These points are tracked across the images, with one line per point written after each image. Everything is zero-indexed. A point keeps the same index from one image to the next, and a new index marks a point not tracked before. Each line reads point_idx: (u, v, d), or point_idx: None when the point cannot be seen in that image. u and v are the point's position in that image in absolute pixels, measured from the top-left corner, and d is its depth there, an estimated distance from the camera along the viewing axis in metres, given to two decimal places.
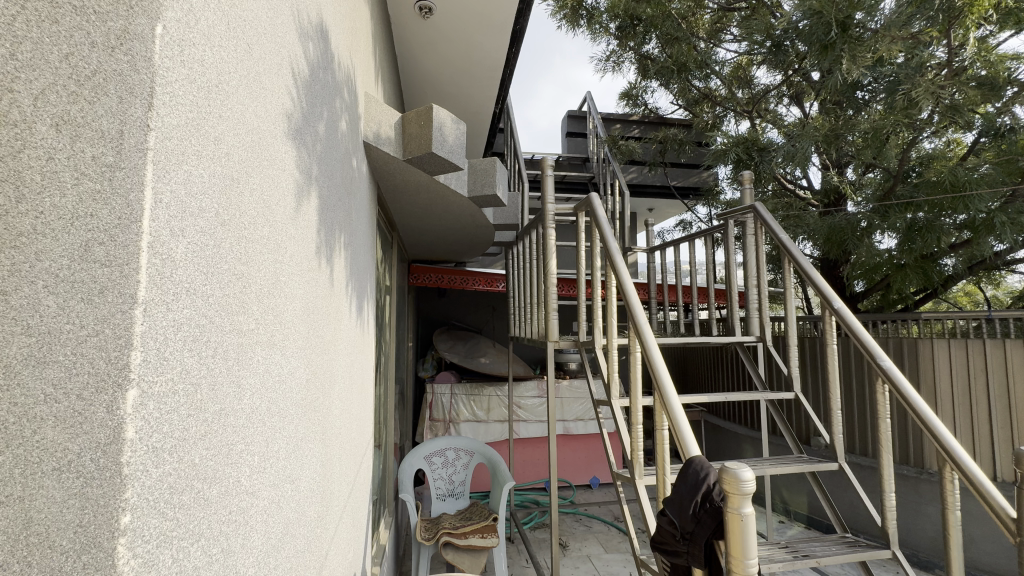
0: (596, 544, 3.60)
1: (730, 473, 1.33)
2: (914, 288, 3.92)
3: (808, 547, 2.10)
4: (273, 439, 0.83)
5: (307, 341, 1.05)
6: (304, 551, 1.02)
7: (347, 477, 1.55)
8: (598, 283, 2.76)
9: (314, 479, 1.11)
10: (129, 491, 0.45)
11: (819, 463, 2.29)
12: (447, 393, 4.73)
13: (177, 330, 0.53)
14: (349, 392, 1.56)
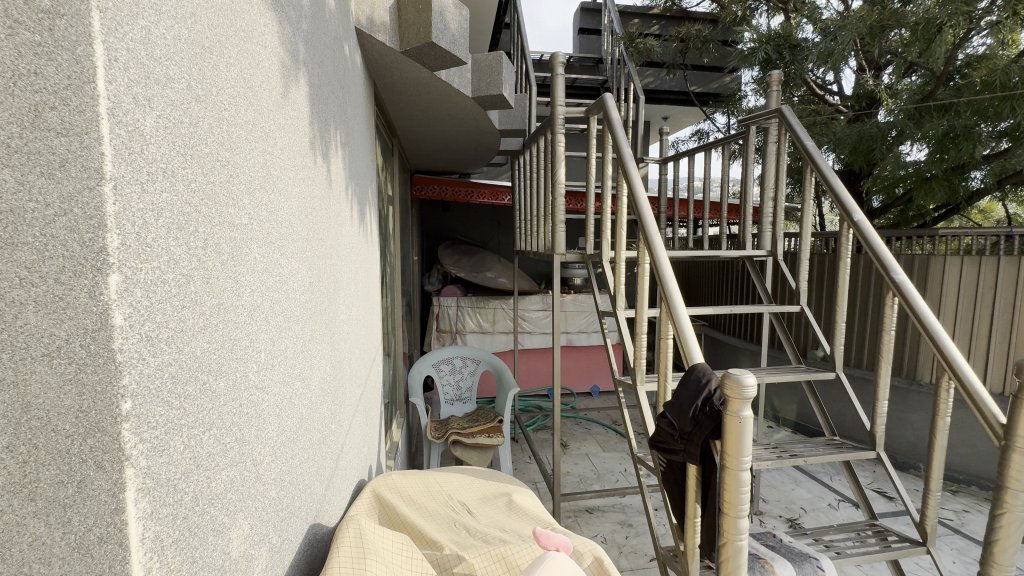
0: (594, 444, 3.85)
1: (733, 378, 1.34)
2: (935, 203, 3.78)
3: (796, 448, 2.22)
4: (278, 337, 0.82)
5: (307, 243, 1.01)
6: (320, 443, 1.07)
7: (359, 378, 1.60)
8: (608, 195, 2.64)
9: (326, 379, 1.14)
10: (127, 378, 0.43)
11: (816, 373, 2.35)
12: (453, 305, 4.82)
13: (159, 216, 0.48)
14: (356, 299, 1.56)
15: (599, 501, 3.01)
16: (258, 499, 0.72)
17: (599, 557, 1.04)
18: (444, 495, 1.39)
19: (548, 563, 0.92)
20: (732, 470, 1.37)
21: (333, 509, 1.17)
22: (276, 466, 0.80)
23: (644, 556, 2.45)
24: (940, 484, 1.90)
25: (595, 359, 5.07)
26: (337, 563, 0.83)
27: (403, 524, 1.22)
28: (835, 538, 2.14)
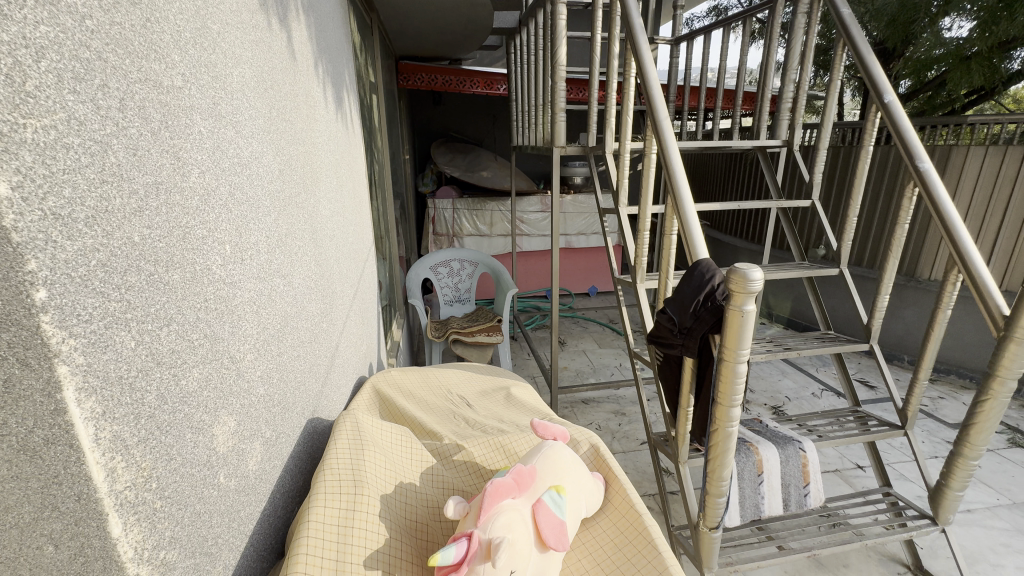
0: (590, 342, 3.96)
1: (739, 273, 1.29)
2: (967, 88, 3.48)
3: (791, 342, 2.26)
4: (246, 229, 0.74)
5: (271, 123, 0.88)
6: (311, 342, 1.04)
7: (351, 279, 1.55)
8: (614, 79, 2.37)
9: (311, 276, 1.08)
10: (32, 263, 0.36)
11: (819, 269, 2.31)
12: (449, 208, 4.66)
13: (39, 57, 0.37)
14: (339, 195, 1.45)
15: (595, 392, 3.16)
16: (243, 395, 0.69)
17: (596, 446, 1.06)
18: (444, 389, 1.41)
19: (546, 451, 0.94)
20: (730, 362, 1.37)
21: (332, 404, 1.18)
22: (261, 363, 0.77)
23: (635, 440, 2.62)
24: (928, 373, 1.94)
25: (594, 261, 5.05)
26: (335, 453, 0.83)
27: (403, 417, 1.24)
28: (817, 422, 2.26)
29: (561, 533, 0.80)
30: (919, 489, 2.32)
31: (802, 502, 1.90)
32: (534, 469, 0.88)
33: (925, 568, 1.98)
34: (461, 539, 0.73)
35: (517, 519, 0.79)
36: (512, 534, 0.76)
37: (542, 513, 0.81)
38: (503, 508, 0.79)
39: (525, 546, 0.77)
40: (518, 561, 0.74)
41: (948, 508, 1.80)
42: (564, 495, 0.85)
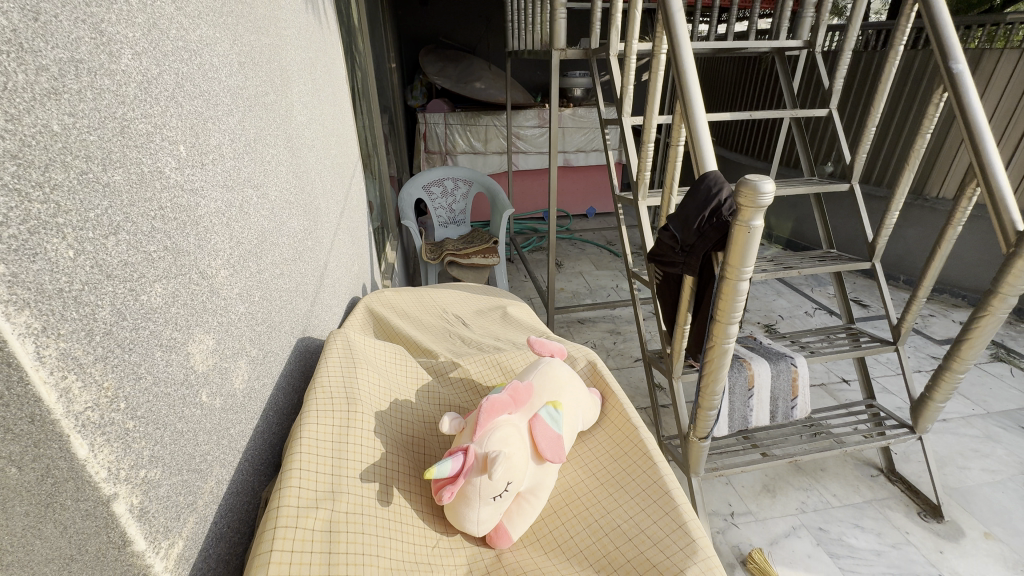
0: (587, 263, 3.93)
1: (750, 185, 1.21)
2: None
3: (792, 261, 2.22)
4: (205, 130, 0.66)
5: (223, 3, 0.75)
6: (295, 260, 0.98)
7: (337, 195, 1.46)
8: None
9: (289, 189, 1.00)
10: None
11: (829, 185, 2.21)
12: (441, 123, 4.38)
13: None
14: (316, 101, 1.32)
15: (591, 312, 3.18)
16: (219, 313, 0.65)
17: (593, 362, 1.05)
18: (439, 309, 1.38)
19: (542, 368, 0.93)
20: (731, 280, 1.33)
21: (324, 323, 1.15)
22: (238, 279, 0.71)
23: (630, 358, 2.68)
24: (928, 292, 1.93)
25: (594, 180, 4.87)
26: (326, 370, 0.81)
27: (397, 335, 1.22)
28: (810, 340, 2.29)
29: (558, 445, 0.81)
30: (899, 401, 2.42)
31: (788, 413, 1.97)
32: (529, 385, 0.88)
33: (897, 471, 2.11)
34: (457, 452, 0.73)
35: (514, 433, 0.79)
36: (508, 447, 0.76)
37: (539, 428, 0.81)
38: (500, 423, 0.80)
39: (522, 457, 0.77)
40: (514, 472, 0.75)
41: (927, 419, 1.87)
42: (561, 410, 0.85)
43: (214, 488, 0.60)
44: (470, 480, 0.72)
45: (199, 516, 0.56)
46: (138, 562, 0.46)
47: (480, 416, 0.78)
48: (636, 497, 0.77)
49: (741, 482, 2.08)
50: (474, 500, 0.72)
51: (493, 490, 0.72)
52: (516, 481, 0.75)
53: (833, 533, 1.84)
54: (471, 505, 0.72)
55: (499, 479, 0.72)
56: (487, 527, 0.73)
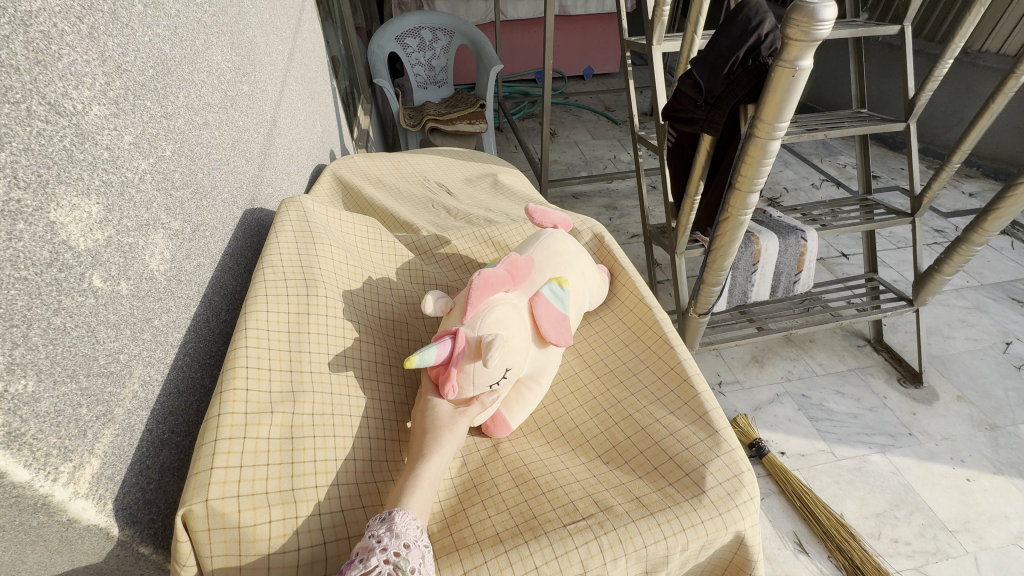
0: (583, 132, 3.58)
1: (806, 11, 0.95)
2: None
3: (817, 124, 1.97)
4: None
5: None
6: (228, 112, 0.77)
7: (283, 33, 1.16)
8: None
9: (204, 8, 0.73)
10: None
11: (875, 28, 1.86)
12: None
13: None
14: None
15: (586, 186, 2.97)
16: (104, 166, 0.47)
17: (600, 235, 0.91)
18: (418, 176, 1.19)
19: (543, 240, 0.79)
20: (761, 140, 1.13)
21: (279, 192, 0.96)
22: (130, 122, 0.52)
23: (626, 234, 2.55)
24: (962, 157, 1.73)
25: (593, 33, 4.25)
26: (277, 248, 0.67)
27: (368, 207, 1.05)
28: (820, 212, 2.15)
29: (564, 328, 0.71)
30: (896, 276, 2.38)
31: (789, 288, 1.91)
32: (531, 259, 0.75)
33: (883, 341, 2.14)
34: (446, 337, 0.62)
35: (515, 315, 0.67)
36: (508, 328, 0.65)
37: (542, 307, 0.70)
38: (496, 302, 0.67)
39: (524, 340, 0.67)
40: (516, 359, 0.65)
41: (930, 291, 1.83)
42: (567, 287, 0.73)
43: (138, 392, 0.47)
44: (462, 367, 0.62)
45: (120, 427, 0.44)
46: (29, 493, 0.36)
47: (471, 297, 0.65)
48: (650, 387, 0.69)
49: (730, 354, 2.10)
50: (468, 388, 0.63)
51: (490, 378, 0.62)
52: (517, 367, 0.66)
53: (814, 399, 1.90)
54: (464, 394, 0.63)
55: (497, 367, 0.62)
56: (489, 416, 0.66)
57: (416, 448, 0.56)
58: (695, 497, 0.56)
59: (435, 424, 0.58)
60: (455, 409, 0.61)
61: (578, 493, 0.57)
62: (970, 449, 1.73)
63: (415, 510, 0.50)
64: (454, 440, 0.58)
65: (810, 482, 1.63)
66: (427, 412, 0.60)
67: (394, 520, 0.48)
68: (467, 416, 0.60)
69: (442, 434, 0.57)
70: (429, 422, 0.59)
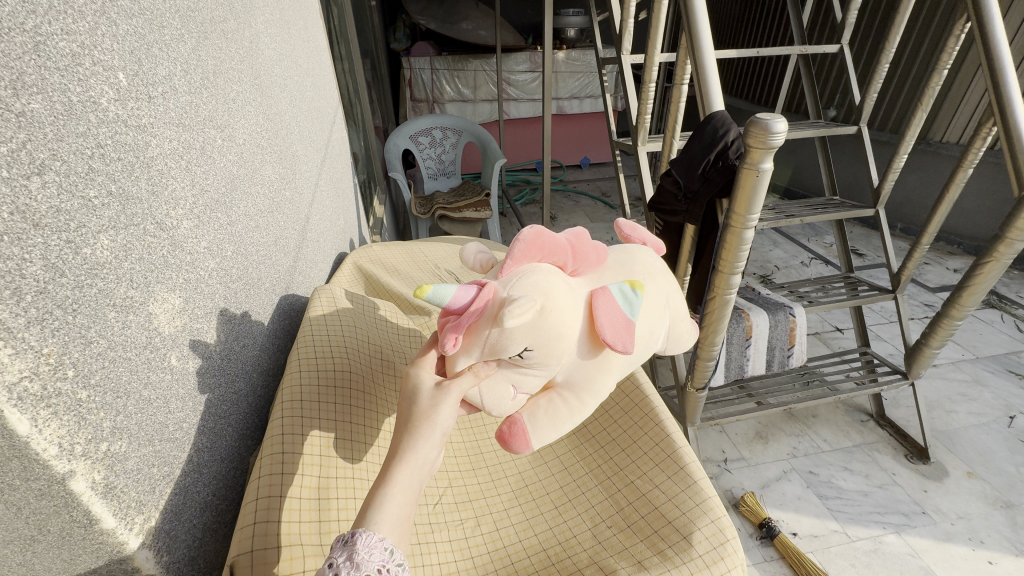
0: (582, 216, 3.83)
1: (760, 125, 1.12)
2: None
3: (795, 210, 2.15)
4: (151, 56, 0.56)
5: None
6: (273, 214, 0.90)
7: (316, 143, 1.35)
8: None
9: (262, 134, 0.90)
10: None
11: (836, 128, 2.11)
12: (427, 69, 4.13)
13: None
14: (288, 36, 1.20)
15: None
16: (185, 268, 0.58)
17: None
18: (429, 264, 1.33)
19: (625, 254, 0.82)
20: (737, 228, 1.27)
21: (307, 279, 1.08)
22: (204, 233, 0.64)
23: None
24: (931, 239, 1.88)
25: (588, 129, 4.68)
26: (313, 329, 0.77)
27: (385, 292, 1.17)
28: (807, 290, 2.26)
29: (629, 331, 0.67)
30: (892, 349, 2.45)
31: (784, 362, 1.98)
32: (598, 257, 0.77)
33: (886, 416, 2.15)
34: (472, 286, 0.64)
35: (563, 293, 0.68)
36: (549, 299, 0.65)
37: (603, 303, 0.67)
38: (541, 274, 0.69)
39: (566, 326, 0.67)
40: (549, 344, 0.65)
41: (922, 364, 1.88)
42: (637, 295, 0.69)
43: (193, 456, 0.55)
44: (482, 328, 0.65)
45: (178, 487, 0.52)
46: (110, 539, 0.43)
47: (515, 250, 0.68)
48: (647, 452, 0.75)
49: (734, 430, 2.11)
50: (475, 352, 0.65)
51: (509, 349, 0.63)
52: (549, 353, 0.66)
53: (823, 476, 1.88)
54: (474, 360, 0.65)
55: (519, 340, 0.63)
56: (505, 409, 0.67)
57: (397, 437, 0.54)
58: (684, 551, 0.62)
59: (415, 410, 0.56)
60: (438, 392, 0.58)
61: (586, 561, 0.64)
62: (989, 529, 1.68)
63: (386, 529, 0.48)
64: (433, 428, 0.54)
65: (826, 566, 1.58)
66: (413, 394, 0.58)
67: (355, 546, 0.46)
68: (449, 393, 0.57)
69: (420, 424, 0.54)
70: (413, 406, 0.57)
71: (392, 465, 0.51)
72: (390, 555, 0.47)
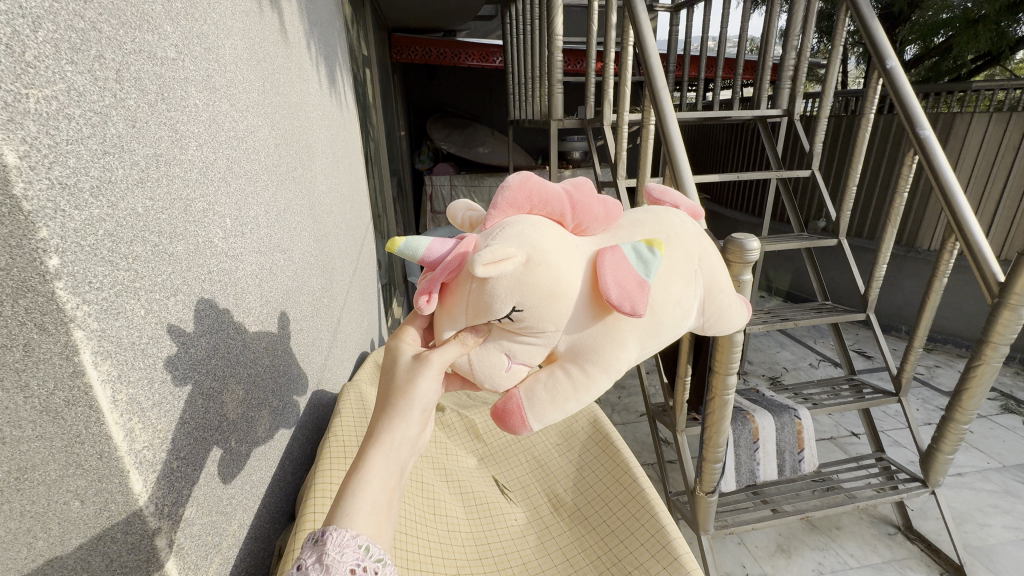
0: None
1: (737, 243, 1.29)
2: (975, 52, 3.51)
3: (790, 313, 2.27)
4: (245, 202, 0.75)
5: (268, 97, 0.89)
6: (313, 317, 1.05)
7: (350, 255, 1.55)
8: (594, 52, 2.29)
9: (311, 252, 1.09)
10: (43, 231, 0.37)
11: (819, 239, 2.30)
12: (447, 186, 4.62)
13: (33, 25, 0.37)
14: (335, 169, 1.47)
15: None
16: (249, 365, 0.71)
17: (595, 415, 1.09)
18: None
19: (656, 219, 0.82)
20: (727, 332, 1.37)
21: (335, 376, 1.20)
22: (264, 336, 0.78)
23: (635, 412, 2.69)
24: (922, 340, 1.95)
25: None
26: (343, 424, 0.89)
27: None
28: (813, 392, 2.29)
29: (639, 289, 0.65)
30: (911, 455, 2.39)
31: (796, 467, 1.95)
32: (599, 213, 0.77)
33: (915, 529, 2.04)
34: (447, 240, 0.72)
35: (556, 246, 0.68)
36: (536, 249, 0.66)
37: (609, 263, 0.67)
38: (534, 225, 0.70)
39: (558, 282, 0.67)
40: (539, 302, 0.66)
41: (938, 470, 1.83)
42: (653, 255, 0.68)
43: (235, 532, 0.63)
44: (465, 288, 0.67)
45: (222, 559, 0.59)
46: None
47: (499, 202, 0.73)
48: (643, 541, 0.83)
49: (753, 541, 2.02)
50: (460, 318, 0.68)
51: (495, 307, 0.65)
52: (541, 313, 0.66)
53: None
54: (462, 327, 0.68)
55: (505, 296, 0.64)
56: (502, 383, 0.68)
57: (383, 406, 0.58)
58: None
59: (395, 382, 0.59)
60: (417, 364, 0.60)
61: None
62: None
63: (359, 527, 0.52)
64: (408, 406, 0.58)
65: None
66: (400, 363, 0.62)
67: (325, 551, 0.50)
68: (427, 364, 0.60)
69: (398, 400, 0.58)
70: (396, 378, 0.60)
71: (368, 450, 0.55)
72: (365, 553, 0.51)
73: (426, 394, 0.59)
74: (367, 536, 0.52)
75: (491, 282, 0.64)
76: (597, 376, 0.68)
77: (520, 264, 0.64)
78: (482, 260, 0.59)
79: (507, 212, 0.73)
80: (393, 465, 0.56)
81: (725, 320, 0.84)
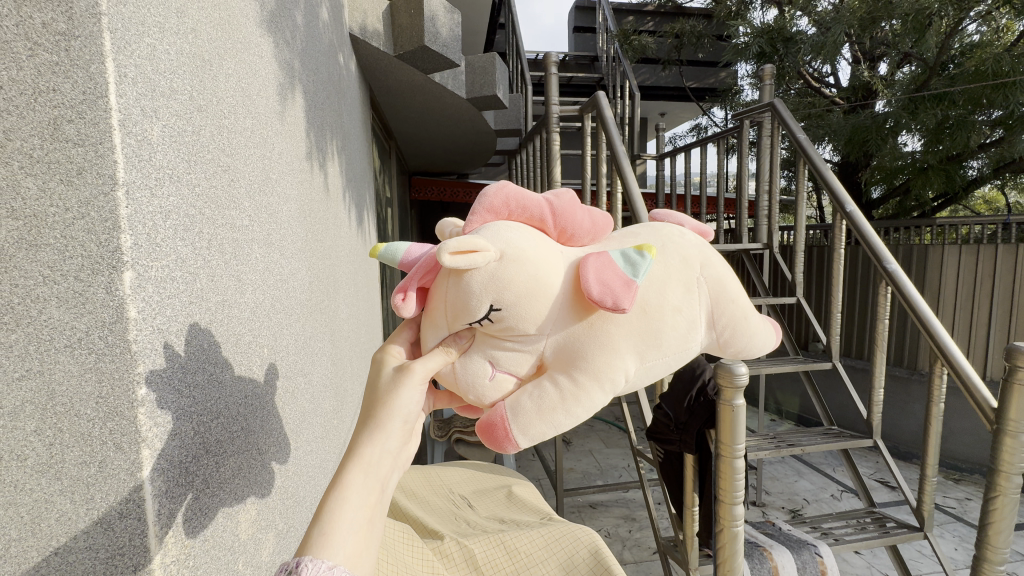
0: (597, 441, 3.88)
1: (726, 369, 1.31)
2: (933, 194, 3.91)
3: (796, 437, 2.23)
4: (281, 331, 0.87)
5: (308, 243, 1.07)
6: (321, 437, 1.10)
7: (360, 376, 1.64)
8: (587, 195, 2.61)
9: (327, 375, 1.17)
10: (140, 365, 0.47)
11: (814, 362, 2.36)
12: None
13: (166, 218, 0.52)
14: (355, 298, 1.63)
15: (603, 496, 3.05)
16: (263, 482, 0.76)
17: (596, 545, 1.10)
18: (445, 488, 1.45)
19: (651, 231, 0.83)
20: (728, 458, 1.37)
21: None
22: (280, 455, 0.84)
23: (647, 549, 2.51)
24: (936, 469, 1.90)
25: None
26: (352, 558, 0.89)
27: (403, 514, 1.27)
28: (833, 525, 2.15)
29: (624, 288, 0.67)
30: None
31: None
32: (582, 218, 0.79)
33: None
34: (426, 244, 0.81)
35: (537, 249, 0.71)
36: (511, 247, 0.69)
37: (589, 266, 0.69)
38: (511, 228, 0.73)
39: (536, 280, 0.69)
40: (518, 301, 0.68)
41: None
42: (641, 256, 0.69)
43: None
44: (442, 290, 0.71)
45: None
46: None
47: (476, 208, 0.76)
48: None
49: None
50: (442, 324, 0.71)
51: (473, 306, 0.68)
52: (521, 312, 0.68)
53: None
54: (445, 335, 0.71)
55: (481, 293, 0.67)
56: (489, 394, 0.70)
57: (366, 415, 0.62)
58: None
59: (376, 392, 0.63)
60: (396, 374, 0.64)
61: None
62: None
63: (337, 558, 0.54)
64: (388, 412, 0.61)
65: None
66: (384, 372, 0.65)
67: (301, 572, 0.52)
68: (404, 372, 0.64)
69: (379, 409, 0.62)
70: (378, 388, 0.64)
71: (348, 467, 0.58)
72: None
73: (407, 404, 0.63)
74: (344, 567, 0.54)
75: (467, 278, 0.68)
76: (586, 382, 0.68)
77: (493, 259, 0.67)
78: (449, 248, 0.63)
79: (486, 217, 0.75)
80: (374, 481, 0.59)
81: (736, 332, 0.80)
